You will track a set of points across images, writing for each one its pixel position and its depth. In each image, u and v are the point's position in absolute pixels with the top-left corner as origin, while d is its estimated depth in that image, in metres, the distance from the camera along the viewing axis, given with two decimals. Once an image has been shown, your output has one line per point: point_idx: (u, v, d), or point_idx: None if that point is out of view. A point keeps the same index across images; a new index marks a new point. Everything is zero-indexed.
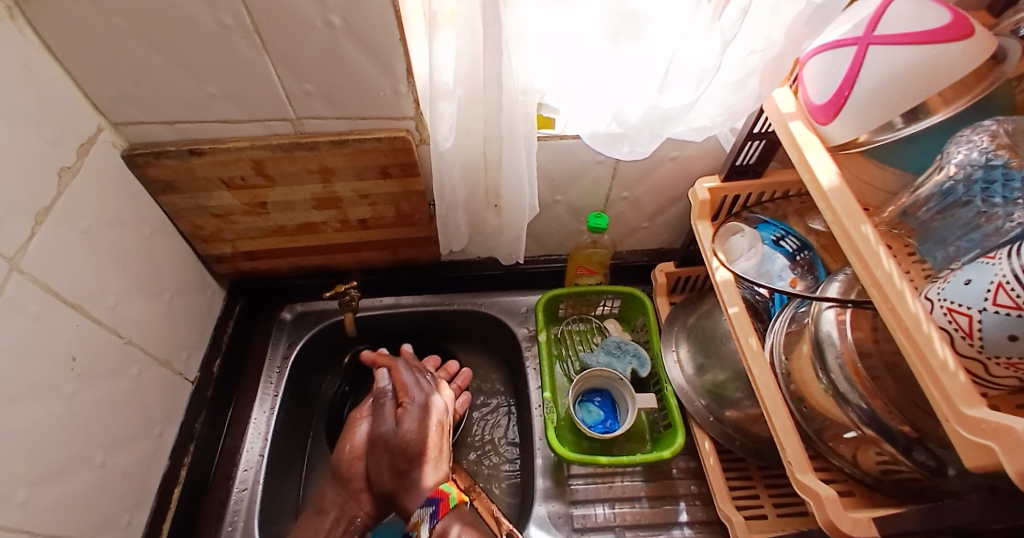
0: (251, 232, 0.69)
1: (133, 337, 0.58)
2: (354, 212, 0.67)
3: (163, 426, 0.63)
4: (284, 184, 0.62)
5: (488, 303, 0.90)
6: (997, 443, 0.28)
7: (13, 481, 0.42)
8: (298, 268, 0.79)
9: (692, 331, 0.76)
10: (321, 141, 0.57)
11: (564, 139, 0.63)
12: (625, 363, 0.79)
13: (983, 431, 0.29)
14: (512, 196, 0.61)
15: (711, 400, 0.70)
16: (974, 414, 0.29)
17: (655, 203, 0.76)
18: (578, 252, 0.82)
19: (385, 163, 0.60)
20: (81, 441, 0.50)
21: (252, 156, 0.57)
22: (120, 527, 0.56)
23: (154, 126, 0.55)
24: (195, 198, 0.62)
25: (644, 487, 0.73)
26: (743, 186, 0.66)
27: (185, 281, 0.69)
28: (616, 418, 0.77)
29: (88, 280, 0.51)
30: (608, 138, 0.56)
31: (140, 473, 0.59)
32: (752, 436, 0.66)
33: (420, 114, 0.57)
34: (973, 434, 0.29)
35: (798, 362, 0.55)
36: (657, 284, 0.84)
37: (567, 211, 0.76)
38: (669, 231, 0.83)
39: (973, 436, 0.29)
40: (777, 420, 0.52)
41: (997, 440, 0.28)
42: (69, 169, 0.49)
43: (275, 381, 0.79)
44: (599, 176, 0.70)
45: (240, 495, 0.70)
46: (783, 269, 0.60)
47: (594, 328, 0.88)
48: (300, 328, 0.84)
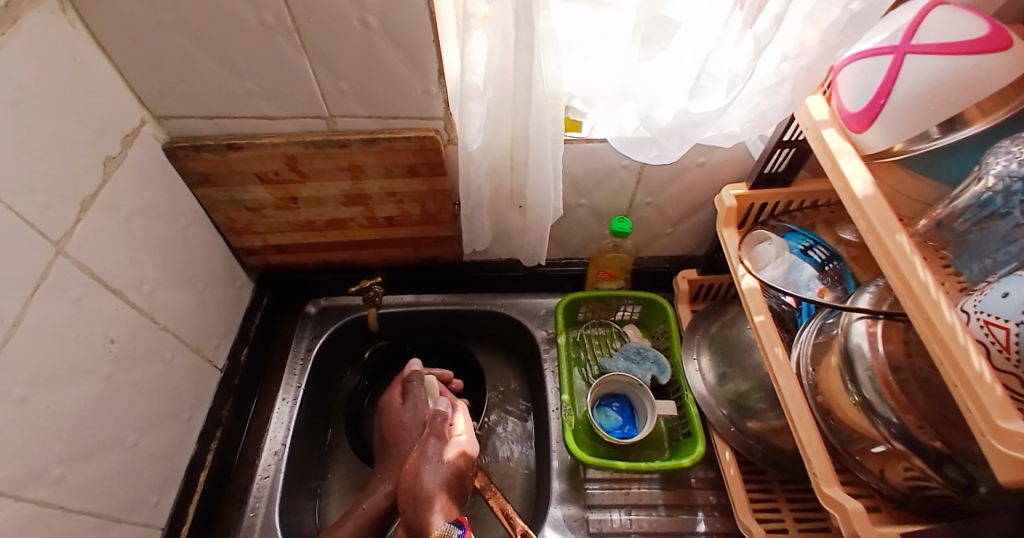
0: (282, 226, 0.71)
1: (168, 322, 0.60)
2: (381, 210, 0.69)
3: (191, 412, 0.65)
4: (316, 180, 0.63)
5: (507, 304, 0.90)
6: None
7: (48, 458, 0.44)
8: (324, 263, 0.81)
9: (714, 339, 0.75)
10: (352, 139, 0.59)
11: (591, 141, 0.63)
12: (645, 369, 0.79)
13: (1020, 446, 0.28)
14: (537, 196, 0.61)
15: (733, 410, 0.69)
16: (1010, 428, 0.28)
17: (679, 208, 0.76)
18: (600, 256, 0.82)
19: (414, 161, 0.62)
20: (114, 421, 0.52)
21: (286, 152, 0.59)
22: (148, 508, 0.58)
23: (195, 120, 0.58)
24: (231, 191, 0.65)
25: (661, 494, 0.72)
26: (771, 194, 0.65)
27: (217, 271, 0.71)
28: (634, 424, 0.76)
29: (127, 267, 0.53)
30: (633, 142, 0.55)
31: (169, 455, 0.61)
32: (774, 448, 0.64)
33: (449, 115, 0.58)
34: (1012, 450, 0.28)
35: (825, 374, 0.53)
36: (679, 291, 0.83)
37: (590, 214, 0.76)
38: (693, 237, 0.82)
39: (1010, 451, 0.28)
40: (802, 432, 0.50)
41: None
42: (114, 159, 0.52)
43: (299, 373, 0.81)
44: (624, 179, 0.69)
45: (262, 482, 0.71)
46: (811, 279, 0.59)
47: (613, 333, 0.87)
48: (324, 321, 0.86)
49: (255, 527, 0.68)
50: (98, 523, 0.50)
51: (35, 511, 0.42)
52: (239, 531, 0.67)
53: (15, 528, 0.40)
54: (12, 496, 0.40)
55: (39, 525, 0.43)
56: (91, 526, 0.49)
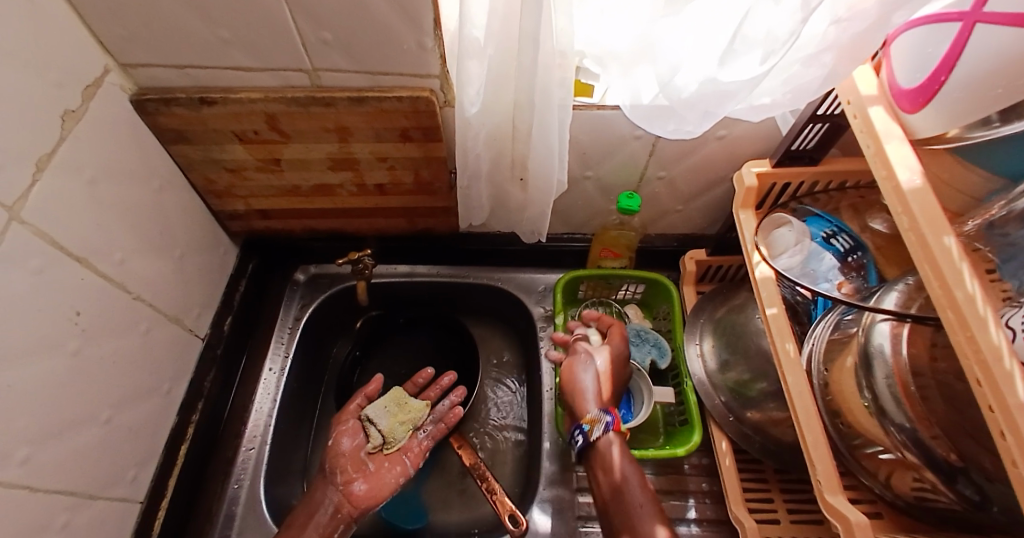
0: (265, 190, 0.66)
1: (141, 292, 0.56)
2: (370, 177, 0.64)
3: (171, 383, 0.62)
4: (299, 141, 0.58)
5: (504, 279, 0.86)
6: None
7: (12, 438, 0.41)
8: (312, 231, 0.76)
9: (719, 324, 0.72)
10: (338, 97, 0.53)
11: (601, 110, 0.57)
12: (644, 353, 0.76)
13: None
14: (539, 168, 0.56)
15: (732, 398, 0.66)
16: None
17: (692, 185, 0.70)
18: (604, 233, 0.77)
19: (405, 125, 0.56)
20: (86, 397, 0.49)
21: (265, 109, 0.53)
22: (127, 482, 0.55)
23: (164, 71, 0.52)
24: (208, 150, 0.59)
25: (652, 479, 0.70)
26: (796, 173, 0.60)
27: (197, 236, 0.66)
28: (629, 408, 0.73)
29: (92, 233, 0.49)
30: (649, 112, 0.50)
31: (149, 429, 0.59)
32: (772, 439, 0.62)
33: (446, 73, 0.52)
34: None
35: (839, 375, 0.50)
36: (685, 272, 0.79)
37: (596, 188, 0.71)
38: (704, 216, 0.77)
39: None
40: (808, 435, 0.47)
41: None
42: (73, 114, 0.46)
43: (287, 342, 0.79)
44: (635, 152, 0.64)
45: (247, 455, 0.70)
46: (831, 270, 0.55)
47: (613, 313, 0.83)
48: (314, 289, 0.83)
49: (239, 499, 0.66)
50: (73, 500, 0.47)
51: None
52: (222, 504, 0.66)
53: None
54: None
55: (7, 507, 0.40)
56: (64, 504, 0.46)
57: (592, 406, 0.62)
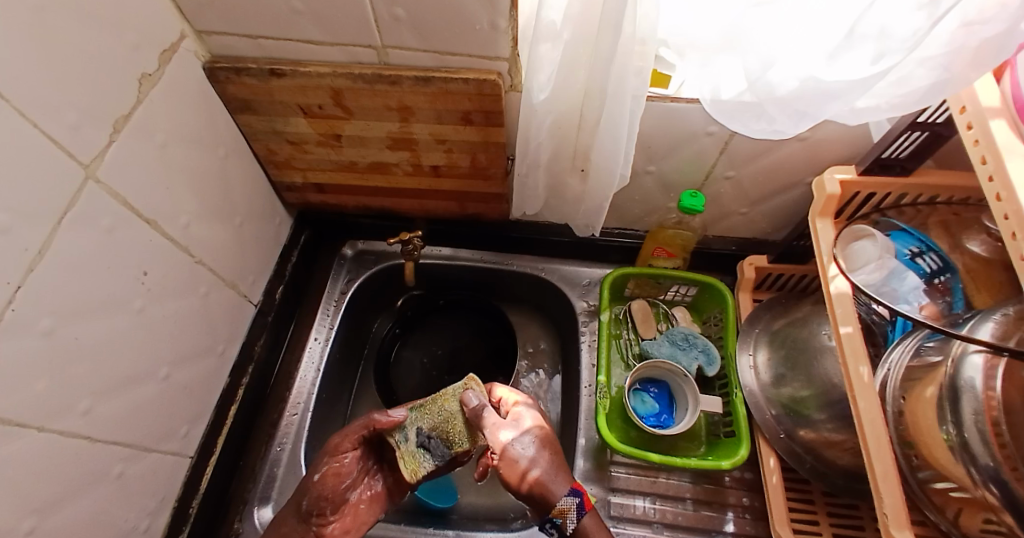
0: (323, 164, 0.66)
1: (203, 256, 0.58)
2: (428, 158, 0.63)
3: (225, 345, 0.64)
4: (361, 118, 0.57)
5: (548, 270, 0.85)
6: None
7: (77, 389, 0.43)
8: (364, 208, 0.77)
9: (776, 336, 0.68)
10: (404, 75, 0.52)
11: (675, 102, 0.53)
12: (691, 358, 0.72)
13: None
14: (603, 161, 0.53)
15: (785, 413, 0.63)
16: None
17: (761, 189, 0.66)
18: (660, 231, 0.72)
19: (468, 108, 0.55)
20: (147, 353, 0.51)
21: (331, 84, 0.53)
22: (179, 437, 0.57)
23: (236, 39, 0.52)
24: (272, 121, 0.59)
25: (690, 488, 0.68)
26: (883, 184, 0.55)
27: (256, 206, 0.68)
28: (671, 413, 0.71)
29: (161, 196, 0.50)
30: (733, 108, 0.47)
31: (203, 387, 0.61)
32: (825, 462, 0.60)
33: (516, 56, 0.50)
34: None
35: (915, 405, 0.46)
36: (743, 278, 0.75)
37: (657, 184, 0.67)
38: (768, 222, 0.73)
39: None
40: (877, 465, 0.44)
41: None
42: (149, 77, 0.47)
43: (332, 315, 0.80)
44: (705, 149, 0.60)
45: (290, 419, 0.72)
46: (914, 291, 0.51)
47: (659, 313, 0.80)
48: (360, 265, 0.84)
49: (280, 461, 0.69)
50: (129, 453, 0.50)
51: (63, 441, 0.42)
52: (266, 464, 0.68)
53: (39, 456, 0.39)
54: (36, 426, 0.39)
55: (65, 455, 0.42)
56: (120, 455, 0.48)
57: (564, 490, 0.51)
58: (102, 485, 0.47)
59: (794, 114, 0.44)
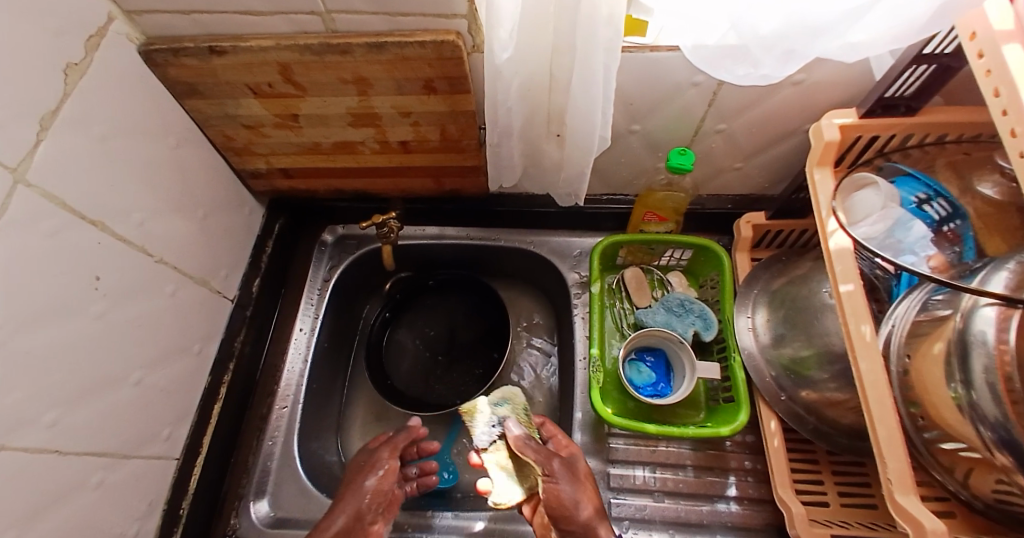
0: (285, 148, 0.62)
1: (164, 254, 0.55)
2: (394, 134, 0.59)
3: (203, 343, 0.62)
4: (316, 94, 0.53)
5: (537, 242, 0.81)
6: None
7: (36, 404, 0.41)
8: (337, 192, 0.73)
9: (775, 296, 0.65)
10: (355, 43, 0.47)
11: (655, 51, 0.48)
12: (687, 324, 0.70)
13: None
14: (578, 123, 0.49)
15: (785, 376, 0.61)
16: None
17: (754, 141, 0.61)
18: (649, 196, 0.68)
19: (430, 76, 0.50)
20: (113, 361, 0.49)
21: (277, 58, 0.48)
22: (162, 440, 0.56)
23: (171, 16, 0.47)
24: (223, 105, 0.55)
25: (691, 455, 0.67)
26: (886, 126, 0.51)
27: (220, 197, 0.64)
28: (669, 382, 0.68)
29: (107, 195, 0.47)
30: (715, 54, 0.42)
31: (183, 388, 0.59)
32: (827, 421, 0.58)
33: (474, 11, 0.45)
34: None
35: (920, 362, 0.43)
36: (740, 237, 0.71)
37: (643, 144, 0.63)
38: (764, 176, 0.68)
39: None
40: (880, 429, 0.42)
41: None
42: (76, 66, 0.43)
43: (316, 303, 0.78)
44: (692, 102, 0.55)
45: (280, 412, 0.70)
46: (920, 240, 0.47)
47: (655, 280, 0.77)
48: (342, 251, 0.81)
49: (274, 454, 0.68)
50: (106, 461, 0.48)
51: (26, 458, 0.40)
52: (259, 458, 0.68)
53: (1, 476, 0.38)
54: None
55: (33, 470, 0.40)
56: (97, 464, 0.47)
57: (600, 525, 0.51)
58: (82, 495, 0.46)
59: (789, 56, 0.40)
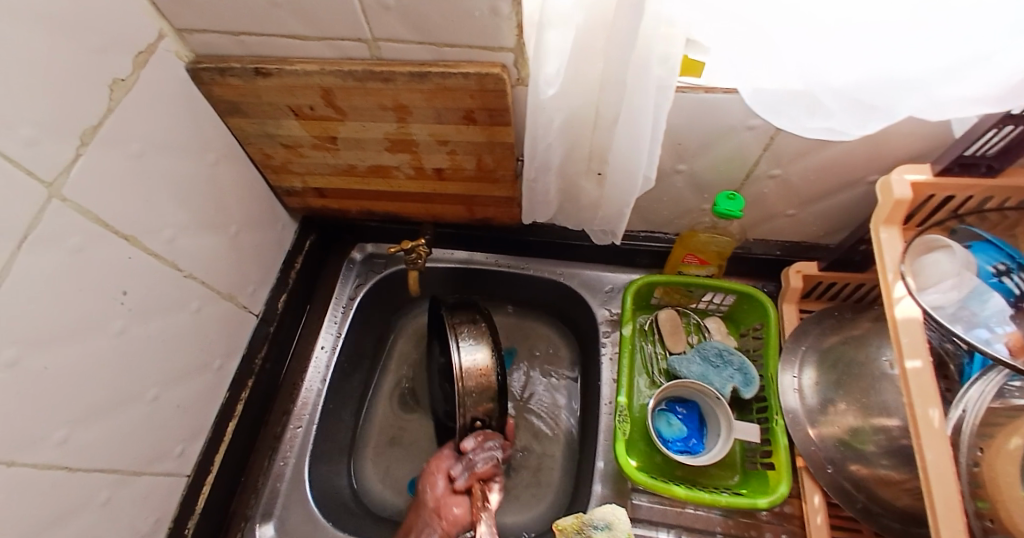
0: (321, 168, 0.62)
1: (193, 270, 0.55)
2: (429, 161, 0.57)
3: (223, 360, 0.62)
4: (356, 119, 0.52)
5: (568, 274, 0.78)
6: None
7: (50, 421, 0.40)
8: (368, 213, 0.72)
9: (826, 354, 0.59)
10: (397, 71, 0.46)
11: (710, 93, 0.45)
12: (725, 378, 0.64)
13: None
14: (622, 163, 0.46)
15: (835, 447, 0.55)
16: None
17: (811, 189, 0.57)
18: (690, 238, 0.65)
19: (470, 106, 0.49)
20: (129, 377, 0.48)
21: (320, 83, 0.48)
22: (174, 457, 0.56)
23: (217, 36, 0.47)
24: (264, 125, 0.55)
25: (721, 521, 0.61)
26: (964, 185, 0.46)
27: (255, 214, 0.65)
28: (702, 439, 0.63)
29: (142, 210, 0.47)
30: (777, 100, 0.39)
31: (199, 404, 0.59)
32: (880, 502, 0.53)
33: (521, 45, 0.43)
34: None
35: (998, 458, 0.38)
36: (788, 288, 0.66)
37: (689, 184, 0.59)
38: (819, 225, 0.64)
39: None
40: (944, 530, 0.37)
41: None
42: (122, 82, 0.43)
43: (340, 321, 0.77)
44: (746, 144, 0.51)
45: (294, 433, 0.69)
46: (999, 315, 0.41)
47: (691, 325, 0.72)
48: (369, 269, 0.80)
49: (284, 476, 0.66)
50: (115, 478, 0.48)
51: (32, 476, 0.39)
52: (268, 479, 0.66)
53: (8, 494, 0.37)
54: (6, 461, 0.37)
55: (40, 488, 0.40)
56: (105, 482, 0.47)
57: None
58: (86, 514, 0.45)
59: (862, 105, 0.37)
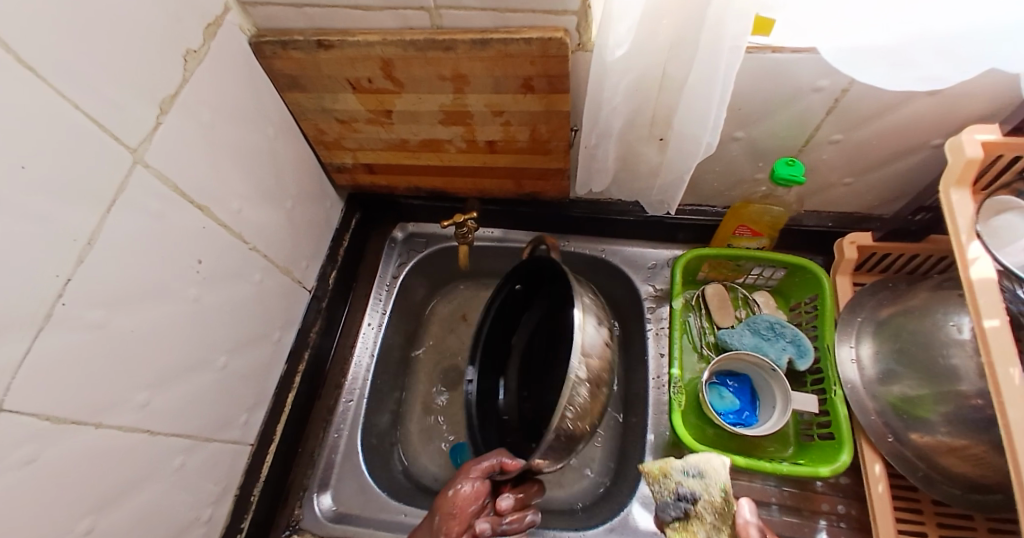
0: (372, 144, 0.63)
1: (256, 243, 0.56)
2: (482, 133, 0.58)
3: (281, 332, 0.64)
4: (412, 90, 0.53)
5: (609, 252, 0.78)
6: None
7: (134, 383, 0.42)
8: (415, 190, 0.73)
9: (883, 327, 0.58)
10: (459, 39, 0.46)
11: (778, 53, 0.43)
12: (779, 350, 0.64)
13: None
14: (686, 128, 0.46)
15: (894, 415, 0.55)
16: None
17: (870, 154, 0.56)
18: (743, 208, 0.64)
19: (529, 73, 0.48)
20: (202, 343, 0.50)
21: (381, 54, 0.48)
22: (239, 425, 0.58)
23: (283, 9, 0.48)
24: (320, 99, 0.56)
25: (776, 492, 0.61)
26: None
27: (307, 189, 0.66)
28: (755, 411, 0.63)
29: (212, 180, 0.48)
30: (860, 53, 0.39)
31: (260, 375, 0.60)
32: (943, 471, 0.52)
33: (587, 7, 0.43)
34: None
35: None
36: (841, 259, 0.64)
37: (744, 152, 0.59)
38: (876, 194, 0.62)
39: None
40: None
41: None
42: (195, 53, 0.44)
43: (385, 299, 0.78)
44: (808, 107, 0.50)
45: (347, 406, 0.71)
46: None
47: (738, 299, 0.72)
48: (410, 248, 0.81)
49: (339, 448, 0.68)
50: (189, 444, 0.50)
51: (119, 437, 0.41)
52: (325, 450, 0.68)
53: (95, 452, 0.39)
54: (93, 423, 0.38)
55: (125, 447, 0.42)
56: (181, 446, 0.48)
57: None
58: (165, 477, 0.47)
59: (954, 57, 0.37)
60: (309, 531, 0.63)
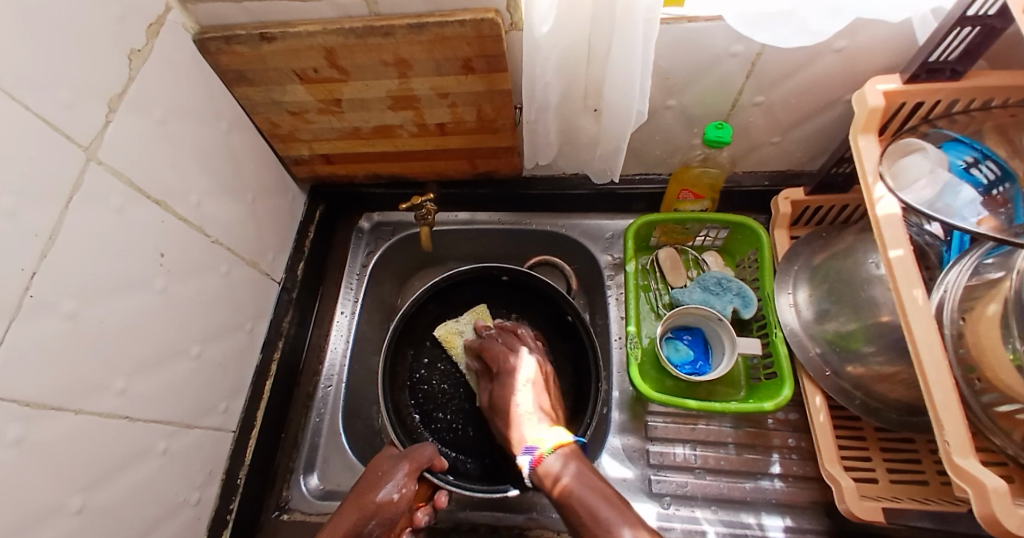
0: (327, 133, 0.64)
1: (220, 235, 0.58)
2: (431, 116, 0.60)
3: (253, 323, 0.65)
4: (358, 77, 0.55)
5: (568, 225, 0.82)
6: (969, 486, 0.38)
7: (110, 371, 0.44)
8: (374, 178, 0.75)
9: (816, 272, 0.63)
10: (397, 24, 0.48)
11: (693, 23, 0.47)
12: (725, 302, 0.69)
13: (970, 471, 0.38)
14: (617, 97, 0.49)
15: (830, 351, 0.60)
16: (961, 464, 0.38)
17: (793, 113, 0.60)
18: (684, 172, 0.68)
19: (468, 54, 0.51)
20: (174, 332, 0.51)
21: (323, 43, 0.50)
22: (220, 413, 0.60)
23: (223, 5, 0.49)
24: (270, 92, 0.58)
25: (732, 433, 0.66)
26: (930, 91, 0.49)
27: (267, 183, 0.68)
28: (708, 360, 0.68)
29: (168, 174, 0.50)
30: (760, 17, 0.43)
31: (235, 365, 0.62)
32: (876, 396, 0.57)
33: None
34: (961, 476, 0.38)
35: (977, 324, 0.41)
36: (778, 214, 0.69)
37: (679, 119, 0.62)
38: (804, 150, 0.67)
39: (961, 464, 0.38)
40: (937, 393, 0.39)
41: (970, 483, 0.38)
42: (139, 53, 0.45)
43: (356, 287, 0.81)
44: (730, 72, 0.54)
45: (326, 391, 0.74)
46: (970, 205, 0.44)
47: (689, 260, 0.77)
48: (378, 237, 0.84)
49: (322, 431, 0.71)
50: (171, 430, 0.51)
51: (100, 422, 0.43)
52: (307, 434, 0.71)
53: (78, 436, 0.40)
54: (74, 409, 0.40)
55: (107, 432, 0.43)
56: (163, 431, 0.50)
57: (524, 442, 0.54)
58: (150, 462, 0.49)
59: (840, 14, 0.41)
60: (298, 510, 0.67)
